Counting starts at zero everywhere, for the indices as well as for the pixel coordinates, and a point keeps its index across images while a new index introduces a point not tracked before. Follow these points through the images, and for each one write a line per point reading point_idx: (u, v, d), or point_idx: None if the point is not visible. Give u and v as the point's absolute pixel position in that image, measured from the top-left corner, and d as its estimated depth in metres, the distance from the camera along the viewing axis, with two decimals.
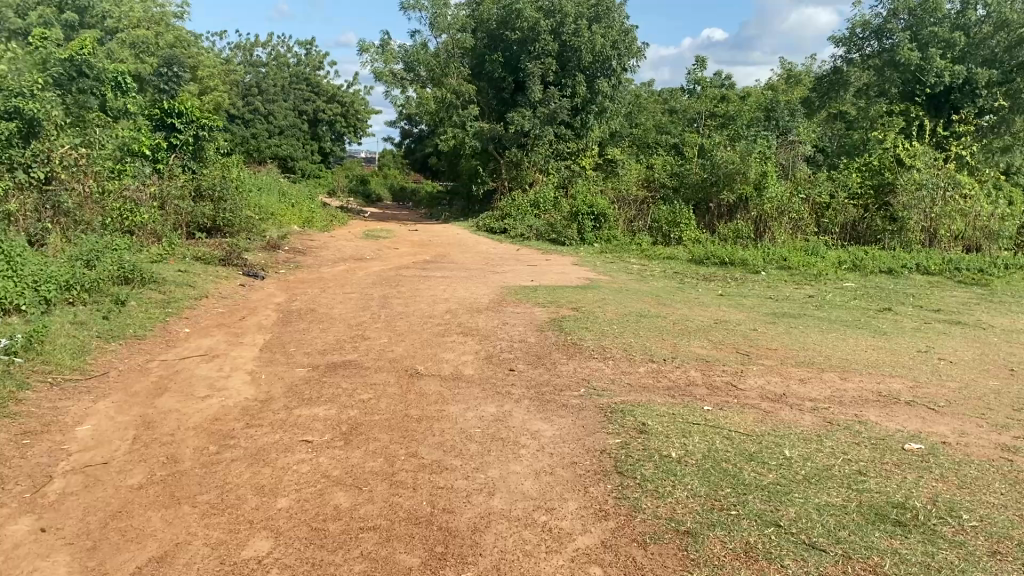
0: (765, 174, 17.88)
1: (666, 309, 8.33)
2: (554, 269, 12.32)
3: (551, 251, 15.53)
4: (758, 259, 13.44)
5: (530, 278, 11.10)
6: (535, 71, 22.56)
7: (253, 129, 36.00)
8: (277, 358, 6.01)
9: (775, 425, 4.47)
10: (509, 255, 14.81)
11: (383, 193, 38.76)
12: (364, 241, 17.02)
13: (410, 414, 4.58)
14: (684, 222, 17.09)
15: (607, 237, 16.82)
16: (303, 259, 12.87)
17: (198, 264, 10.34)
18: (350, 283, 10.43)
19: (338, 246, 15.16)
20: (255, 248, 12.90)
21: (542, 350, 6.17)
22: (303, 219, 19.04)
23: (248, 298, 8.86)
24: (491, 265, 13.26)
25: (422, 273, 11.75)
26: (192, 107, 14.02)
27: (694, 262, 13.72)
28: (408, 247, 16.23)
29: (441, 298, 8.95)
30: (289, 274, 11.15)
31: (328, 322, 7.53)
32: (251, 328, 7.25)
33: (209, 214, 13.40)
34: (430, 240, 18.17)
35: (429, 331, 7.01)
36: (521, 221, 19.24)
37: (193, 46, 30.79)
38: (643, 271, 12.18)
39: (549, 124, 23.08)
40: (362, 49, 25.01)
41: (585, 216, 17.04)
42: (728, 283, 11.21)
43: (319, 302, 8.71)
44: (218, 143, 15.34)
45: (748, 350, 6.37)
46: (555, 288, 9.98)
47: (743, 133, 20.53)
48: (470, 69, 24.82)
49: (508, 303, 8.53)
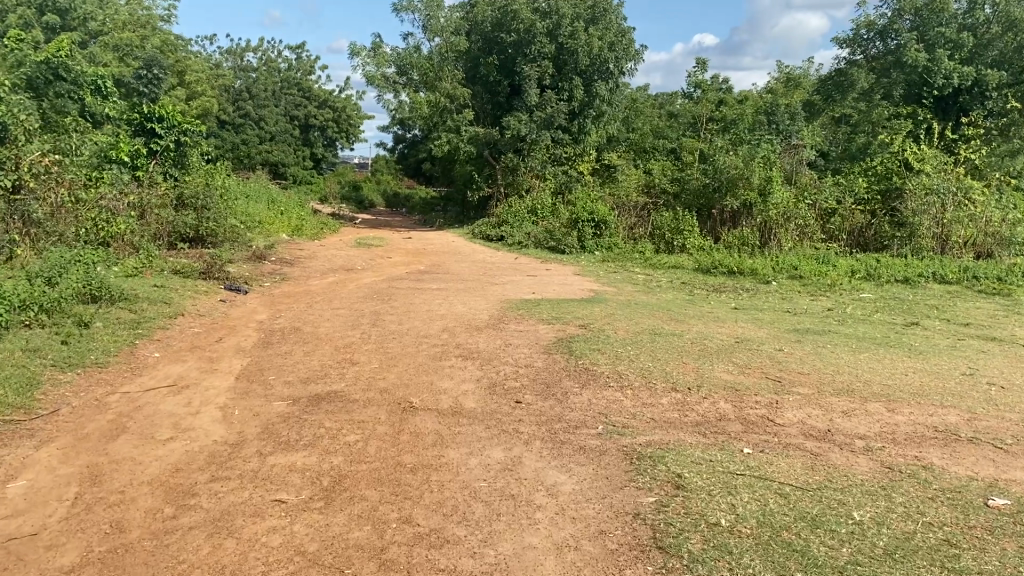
0: (770, 179, 17.25)
1: (680, 326, 7.69)
2: (555, 280, 11.69)
3: (550, 260, 14.90)
4: (768, 269, 12.84)
5: (531, 290, 10.47)
6: (532, 73, 21.94)
7: (243, 134, 35.31)
8: (253, 390, 5.36)
9: (829, 473, 3.84)
10: (507, 265, 14.19)
11: (376, 199, 38.09)
12: (355, 250, 16.37)
13: (403, 462, 3.94)
14: (688, 229, 16.45)
15: (609, 246, 16.19)
16: (289, 270, 12.20)
17: (177, 278, 9.70)
18: (338, 297, 9.78)
19: (328, 256, 14.53)
20: (240, 260, 12.24)
21: (551, 377, 5.52)
22: (292, 227, 18.37)
23: (228, 316, 8.20)
24: (488, 275, 12.63)
25: (416, 284, 11.12)
26: (173, 111, 13.36)
27: (701, 272, 13.12)
28: (401, 256, 15.58)
29: (437, 314, 8.30)
30: (274, 287, 10.51)
31: (313, 344, 6.88)
32: (229, 351, 6.60)
33: (190, 224, 12.68)
34: (424, 248, 17.53)
35: (425, 353, 6.36)
36: (518, 228, 18.60)
37: (180, 50, 30.12)
38: (649, 282, 11.55)
39: (546, 128, 22.42)
40: (353, 52, 24.41)
41: (584, 224, 16.35)
42: (740, 295, 10.58)
43: (305, 320, 8.06)
44: (202, 150, 14.68)
45: (780, 376, 5.73)
46: (558, 301, 9.36)
47: (745, 137, 19.94)
48: (464, 72, 24.21)
49: (509, 320, 7.88)
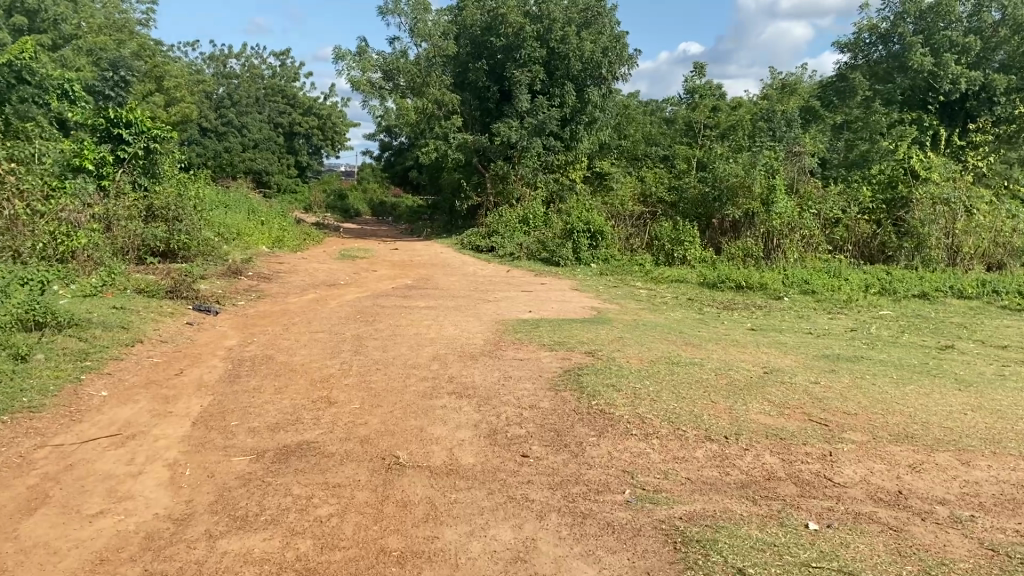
0: (773, 188, 16.51)
1: (699, 353, 6.90)
2: (552, 296, 10.90)
3: (545, 273, 14.13)
4: (778, 283, 12.12)
5: (528, 308, 9.67)
6: (522, 79, 21.12)
7: (225, 142, 34.39)
8: (211, 440, 4.55)
9: (921, 558, 3.12)
10: (500, 279, 13.41)
11: (362, 208, 37.23)
12: (339, 263, 15.54)
13: (388, 548, 3.16)
14: (688, 240, 15.58)
15: (606, 258, 15.40)
16: (266, 286, 11.37)
17: (140, 298, 8.84)
18: (318, 318, 8.96)
19: (310, 270, 13.69)
20: (213, 276, 11.40)
21: (563, 421, 4.74)
22: (274, 239, 17.51)
23: (194, 343, 7.38)
24: (481, 290, 11.83)
25: (404, 301, 10.31)
26: (143, 117, 12.46)
27: (706, 286, 12.35)
28: (388, 270, 14.75)
29: (426, 338, 7.50)
30: (249, 307, 9.66)
31: (286, 377, 6.07)
32: (189, 388, 5.78)
33: (161, 236, 11.84)
34: (412, 260, 16.73)
35: (413, 389, 5.56)
36: (510, 239, 17.81)
37: (159, 56, 29.19)
38: (654, 298, 10.79)
39: (537, 136, 21.65)
40: (337, 57, 23.60)
41: (580, 234, 15.51)
42: (752, 313, 9.84)
43: (281, 347, 7.24)
44: (176, 157, 13.81)
45: (826, 418, 4.98)
46: (560, 321, 8.57)
47: (745, 144, 19.24)
48: (453, 78, 23.43)
49: (508, 346, 7.08)
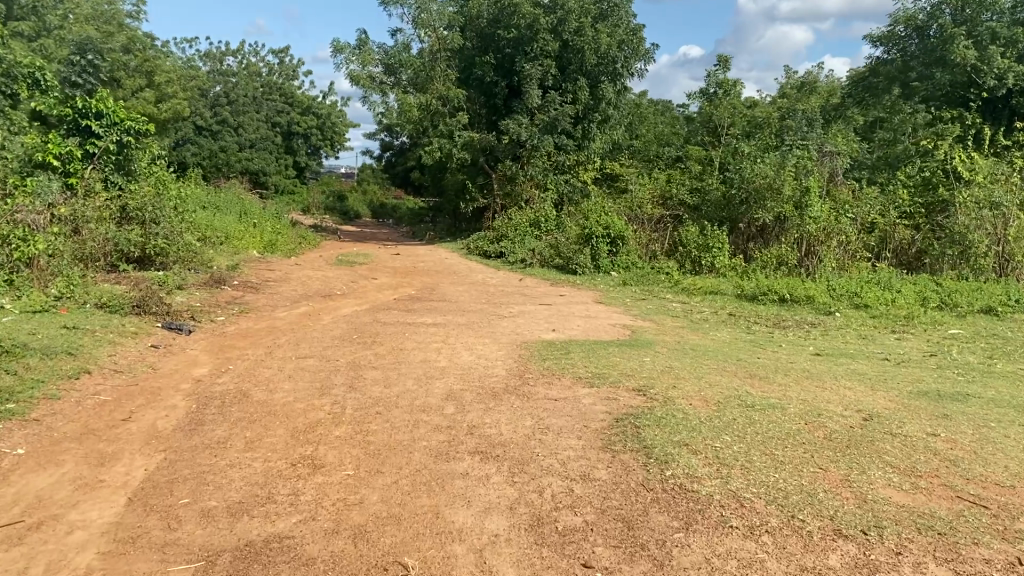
0: (807, 190, 15.25)
1: (774, 392, 5.61)
2: (576, 311, 9.64)
3: (561, 282, 12.89)
4: (826, 296, 10.89)
5: (551, 327, 8.44)
6: (533, 73, 19.88)
7: (221, 141, 33.09)
8: (146, 533, 3.28)
9: None
10: (513, 288, 12.16)
11: (361, 210, 35.98)
12: (336, 270, 14.26)
13: None
14: (718, 247, 14.26)
15: (626, 265, 14.08)
16: (252, 297, 10.12)
17: (100, 314, 7.59)
18: (308, 338, 7.70)
19: (303, 278, 12.41)
20: (193, 286, 10.15)
21: (632, 506, 3.46)
22: (266, 243, 16.25)
23: (156, 373, 6.10)
24: (494, 302, 10.59)
25: (409, 317, 9.07)
26: (115, 107, 11.15)
27: (745, 299, 11.11)
28: (390, 278, 13.48)
29: (435, 368, 6.22)
30: (228, 324, 8.40)
31: (262, 424, 4.79)
32: (135, 441, 4.49)
33: (137, 241, 10.58)
34: (415, 266, 15.48)
35: (423, 446, 4.29)
36: (521, 244, 16.55)
37: (150, 49, 27.87)
38: (690, 314, 9.56)
39: (549, 133, 20.39)
40: (336, 50, 22.32)
41: (599, 240, 14.18)
42: (807, 333, 8.60)
43: (262, 379, 5.98)
44: (154, 153, 12.52)
45: (981, 497, 3.70)
46: (593, 344, 7.36)
47: (773, 144, 17.98)
48: (458, 72, 22.18)
49: (537, 379, 5.80)
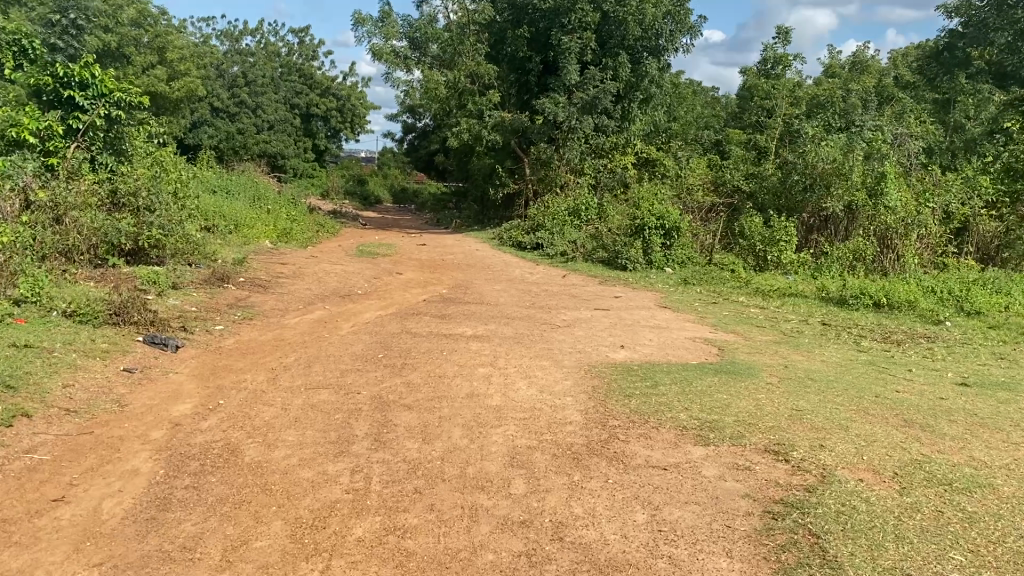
0: (883, 176, 13.61)
1: (959, 456, 4.07)
2: (641, 318, 8.12)
3: (611, 279, 11.37)
4: (929, 301, 9.30)
5: (619, 341, 6.94)
6: (571, 47, 18.28)
7: (237, 124, 31.69)
8: None
9: None
10: (560, 287, 10.65)
11: (383, 195, 34.60)
12: (357, 263, 12.79)
13: None
14: (786, 240, 12.61)
15: (682, 260, 12.50)
16: (259, 299, 8.66)
17: (65, 326, 6.14)
18: (322, 357, 6.23)
19: (320, 273, 10.97)
20: (191, 285, 8.73)
21: None
22: (280, 231, 14.80)
23: (121, 414, 4.63)
24: (541, 305, 9.10)
25: (446, 326, 7.60)
26: (104, 76, 9.65)
27: (832, 304, 9.54)
28: (416, 273, 12.01)
29: (488, 409, 4.73)
30: (228, 335, 6.94)
31: (252, 510, 3.33)
32: (62, 545, 3.04)
33: (129, 231, 9.16)
34: (443, 258, 13.98)
35: (492, 567, 2.83)
36: (560, 235, 15.01)
37: (162, 23, 26.41)
38: (779, 324, 8.03)
39: (587, 114, 18.79)
40: (358, 23, 20.78)
41: (652, 232, 12.50)
42: (930, 352, 7.05)
43: (261, 424, 4.52)
44: (150, 130, 11.10)
45: None
46: (681, 368, 5.86)
47: (837, 125, 16.32)
48: (489, 47, 20.60)
49: (629, 430, 4.30)
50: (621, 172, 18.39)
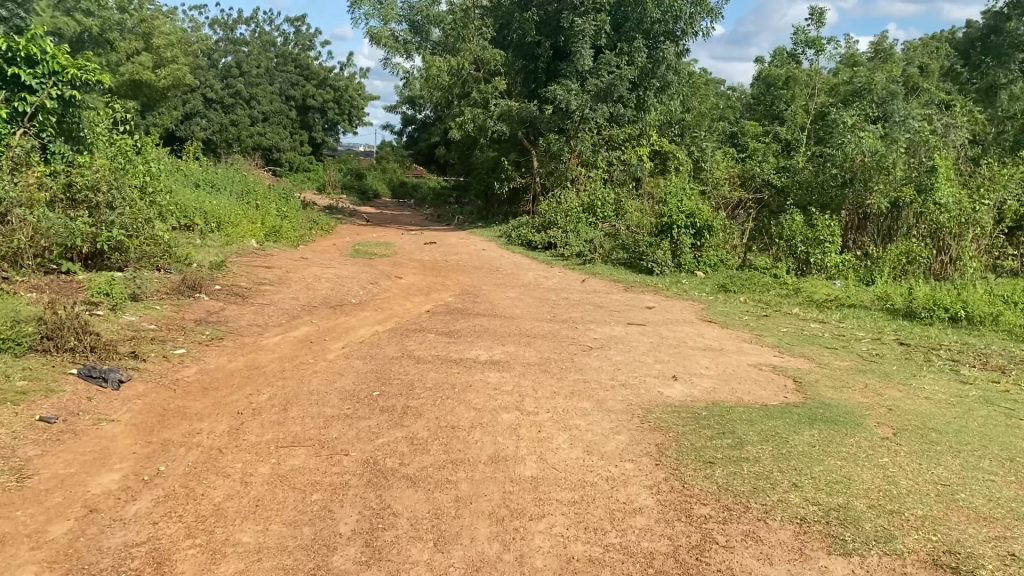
0: (934, 170, 12.35)
1: None
2: (686, 337, 6.84)
3: (638, 285, 10.10)
4: (1014, 314, 8.04)
5: (670, 371, 5.67)
6: (585, 30, 16.98)
7: (232, 115, 30.40)
8: None
9: None
10: (584, 295, 9.38)
11: (382, 190, 33.36)
12: (353, 266, 11.52)
13: None
14: (830, 240, 11.34)
15: (714, 263, 11.23)
16: (234, 311, 7.39)
17: None
18: (302, 394, 4.96)
19: (310, 279, 9.70)
20: (155, 296, 7.45)
21: None
22: (268, 229, 13.52)
23: (17, 494, 3.35)
24: (564, 319, 7.83)
25: (455, 348, 6.33)
26: (55, 52, 8.33)
27: (899, 316, 8.29)
28: (418, 278, 10.74)
29: (521, 485, 3.47)
30: (189, 363, 5.66)
31: None
32: None
33: (87, 231, 7.87)
34: (447, 260, 12.70)
35: None
36: (575, 234, 13.74)
37: (149, 8, 25.05)
38: (851, 346, 6.77)
39: (601, 102, 17.50)
40: (356, 5, 19.45)
41: (681, 231, 11.20)
42: None
43: (206, 510, 3.25)
44: (113, 117, 9.80)
45: None
46: (757, 411, 4.62)
47: (875, 115, 15.04)
48: (495, 32, 19.29)
49: (727, 527, 3.08)
50: (637, 164, 17.10)
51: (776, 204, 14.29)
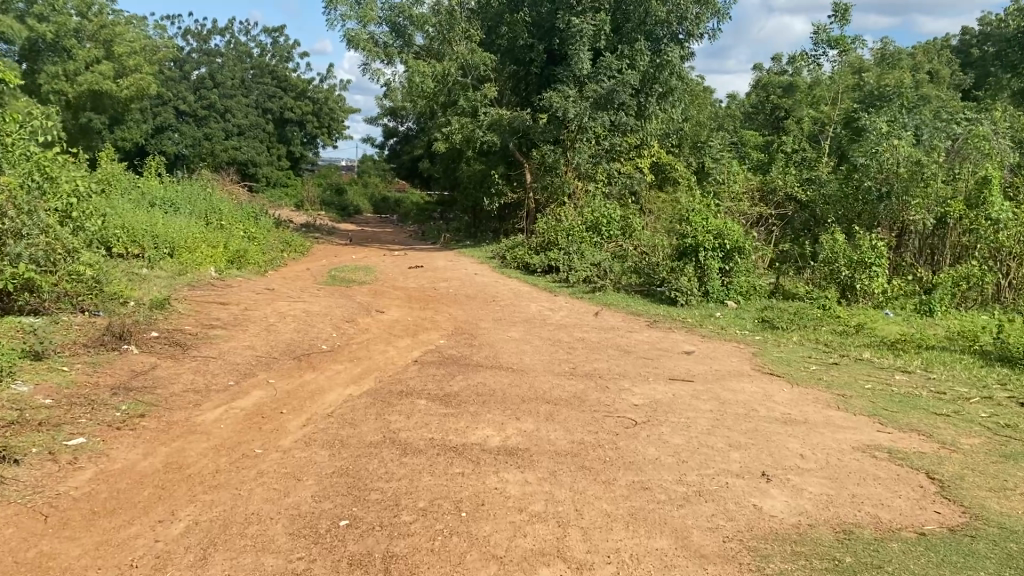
0: (984, 181, 10.97)
1: None
2: (753, 403, 5.27)
3: (664, 320, 8.57)
4: None
5: (758, 464, 4.12)
6: (584, 29, 15.45)
7: (205, 129, 28.74)
8: None
9: None
10: (603, 335, 7.81)
11: (362, 205, 31.79)
12: (326, 298, 9.90)
13: None
14: (877, 263, 9.88)
15: (746, 292, 9.72)
16: (167, 372, 5.75)
17: None
18: (235, 523, 3.35)
19: (272, 318, 8.07)
20: (66, 352, 5.82)
21: None
22: (230, 254, 11.89)
23: None
24: (587, 371, 6.24)
25: (454, 427, 4.72)
26: None
27: (993, 360, 6.80)
28: (403, 314, 9.13)
29: None
30: (81, 461, 4.03)
31: None
32: None
33: None
34: (436, 289, 11.11)
35: None
36: (580, 256, 12.21)
37: (111, 14, 23.36)
38: (967, 411, 5.26)
39: (602, 109, 16.01)
40: (332, 6, 17.84)
41: (708, 255, 9.67)
42: None
43: None
44: (34, 127, 8.16)
45: None
46: (925, 550, 3.07)
47: (908, 122, 13.65)
48: (483, 35, 17.79)
49: None
50: (631, 178, 16.71)
51: (801, 219, 13.20)
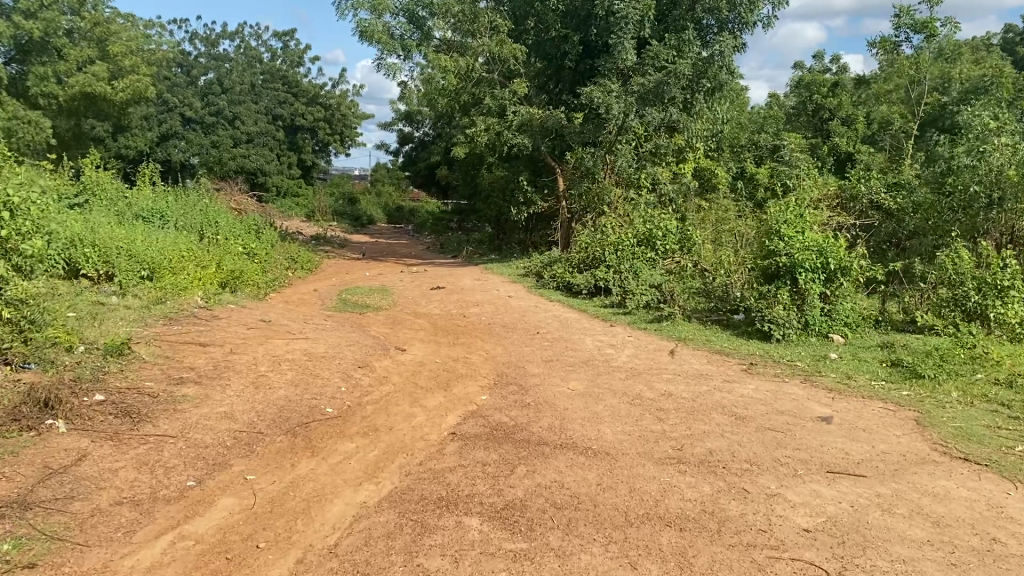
0: None
1: None
2: (985, 527, 3.41)
3: (765, 364, 6.69)
4: None
5: None
6: (629, 14, 13.56)
7: (213, 136, 27.08)
8: None
9: None
10: (694, 389, 5.95)
11: (376, 215, 30.11)
12: (334, 331, 8.09)
13: None
14: (1015, 286, 7.97)
15: (852, 323, 7.85)
16: (96, 468, 3.93)
17: None
18: None
19: (262, 365, 6.25)
20: None
21: None
22: (223, 275, 10.10)
23: None
24: (697, 454, 4.39)
25: None
26: None
27: None
28: (429, 354, 7.30)
29: None
30: None
31: None
32: None
33: None
34: (467, 316, 9.28)
35: None
36: (634, 277, 10.35)
37: (108, 13, 21.80)
38: None
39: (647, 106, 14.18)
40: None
41: (808, 277, 7.77)
42: None
43: None
44: None
45: None
46: None
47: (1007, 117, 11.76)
48: (511, 26, 15.96)
49: None
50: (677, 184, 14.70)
51: (887, 230, 11.31)
